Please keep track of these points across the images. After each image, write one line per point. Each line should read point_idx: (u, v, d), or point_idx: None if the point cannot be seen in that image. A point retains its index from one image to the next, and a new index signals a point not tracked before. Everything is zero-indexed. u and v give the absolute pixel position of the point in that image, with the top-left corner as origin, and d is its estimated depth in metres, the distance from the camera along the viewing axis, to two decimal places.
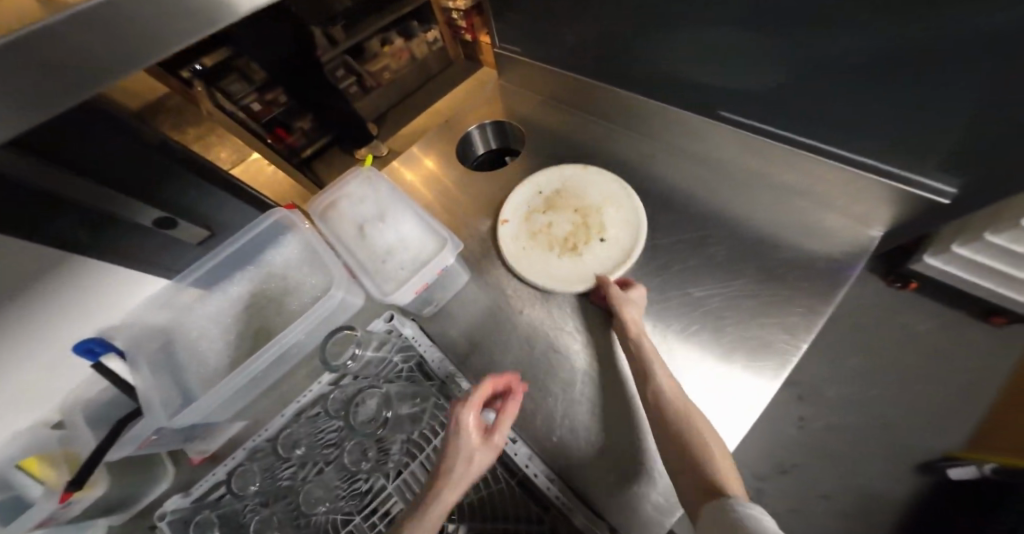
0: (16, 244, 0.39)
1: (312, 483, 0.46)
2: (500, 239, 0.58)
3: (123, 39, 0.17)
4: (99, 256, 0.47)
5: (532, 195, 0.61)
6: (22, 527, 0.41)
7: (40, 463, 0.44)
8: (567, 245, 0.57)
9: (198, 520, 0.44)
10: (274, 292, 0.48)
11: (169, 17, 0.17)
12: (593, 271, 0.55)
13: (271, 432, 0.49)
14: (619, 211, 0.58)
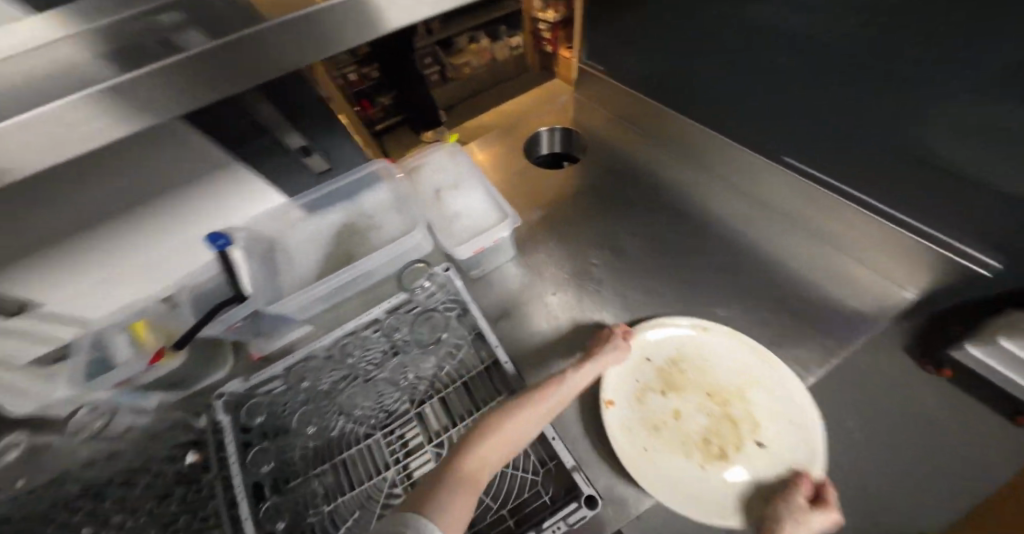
0: (182, 143, 0.51)
1: (351, 392, 0.54)
2: (609, 429, 0.47)
3: (297, 49, 0.20)
4: (233, 168, 0.59)
5: (642, 362, 0.52)
6: (107, 381, 0.50)
7: (146, 329, 0.53)
8: (706, 448, 0.46)
9: (250, 403, 0.50)
10: (360, 227, 0.58)
11: (340, 34, 0.20)
12: (751, 492, 0.42)
13: (327, 341, 0.53)
14: (762, 394, 0.48)
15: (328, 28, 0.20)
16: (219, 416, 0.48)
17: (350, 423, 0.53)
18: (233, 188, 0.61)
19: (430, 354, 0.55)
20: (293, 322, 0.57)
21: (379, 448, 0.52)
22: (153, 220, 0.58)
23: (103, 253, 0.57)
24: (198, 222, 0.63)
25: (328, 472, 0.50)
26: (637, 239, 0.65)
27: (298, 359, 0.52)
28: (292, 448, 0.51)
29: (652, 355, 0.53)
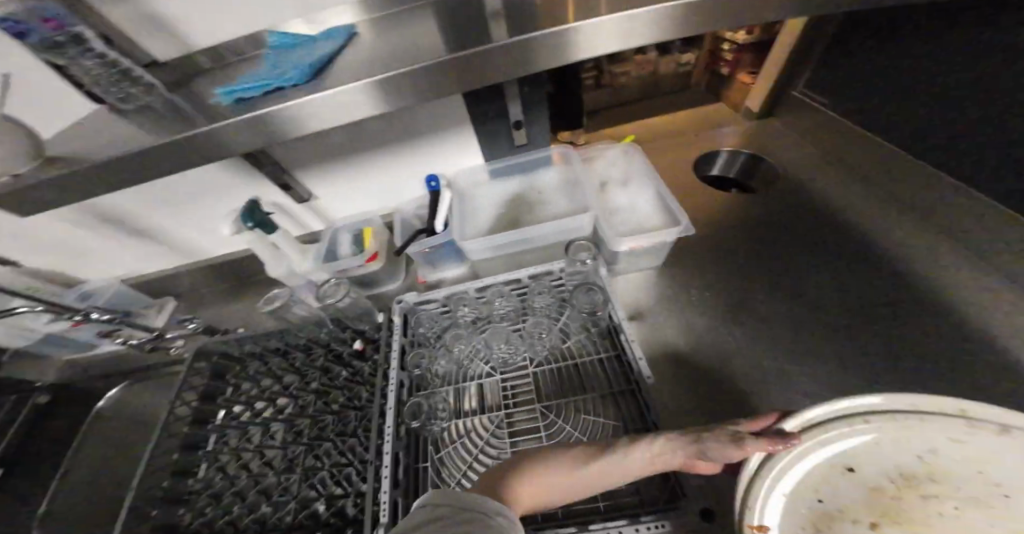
0: (425, 108, 0.62)
1: (488, 333, 0.62)
2: None
3: (491, 62, 0.32)
4: (457, 127, 0.66)
5: (837, 472, 0.32)
6: (334, 267, 0.71)
7: (368, 237, 0.72)
8: None
9: (421, 309, 0.66)
10: (532, 198, 0.66)
11: (514, 64, 0.33)
12: None
13: (482, 284, 0.65)
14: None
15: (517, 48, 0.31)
16: (397, 313, 0.65)
17: (480, 357, 0.61)
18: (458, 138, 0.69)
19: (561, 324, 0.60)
20: (453, 260, 0.71)
21: (496, 387, 0.58)
22: (395, 150, 0.69)
23: (355, 167, 0.71)
24: (421, 161, 0.72)
25: (451, 389, 0.58)
26: (813, 284, 0.58)
27: (460, 289, 0.65)
28: (433, 359, 0.61)
29: (863, 470, 0.32)
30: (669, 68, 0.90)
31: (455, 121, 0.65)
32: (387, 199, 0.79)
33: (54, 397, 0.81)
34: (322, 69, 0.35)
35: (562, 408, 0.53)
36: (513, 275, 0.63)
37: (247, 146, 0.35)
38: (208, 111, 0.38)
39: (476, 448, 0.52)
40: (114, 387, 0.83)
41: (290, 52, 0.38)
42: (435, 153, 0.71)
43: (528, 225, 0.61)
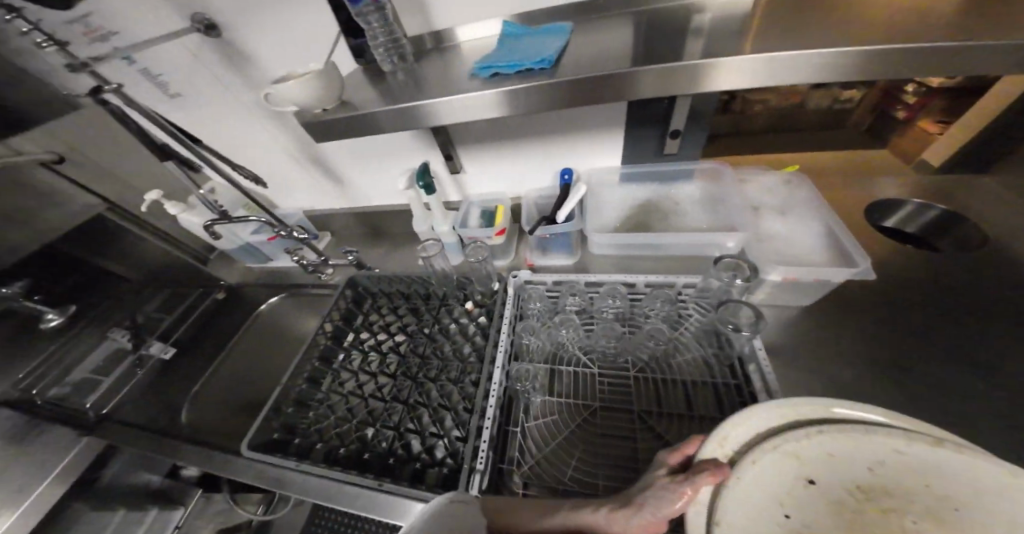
0: (582, 112, 0.65)
1: (596, 329, 0.63)
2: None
3: (623, 84, 0.39)
4: (606, 130, 0.67)
5: (800, 484, 0.34)
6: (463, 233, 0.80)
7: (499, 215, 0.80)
8: None
9: (536, 288, 0.70)
10: (670, 206, 0.66)
11: (651, 82, 0.38)
12: None
13: (599, 280, 0.66)
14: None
15: (649, 75, 0.38)
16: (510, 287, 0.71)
17: (582, 348, 0.63)
18: (603, 138, 0.69)
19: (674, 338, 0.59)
20: (566, 252, 0.75)
21: (593, 379, 0.59)
22: (538, 141, 0.73)
23: (498, 150, 0.78)
24: (558, 156, 0.75)
25: (548, 368, 0.61)
26: (1013, 368, 0.48)
27: (572, 279, 0.68)
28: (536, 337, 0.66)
29: (826, 479, 0.34)
30: (823, 103, 0.83)
31: (606, 122, 0.66)
32: (517, 185, 0.85)
33: (231, 295, 1.03)
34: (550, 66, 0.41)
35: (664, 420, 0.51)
36: (637, 279, 0.63)
37: (468, 111, 0.43)
38: (436, 85, 0.46)
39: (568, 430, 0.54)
40: (276, 296, 0.99)
41: (522, 41, 0.46)
42: (575, 151, 0.73)
43: (664, 232, 0.61)
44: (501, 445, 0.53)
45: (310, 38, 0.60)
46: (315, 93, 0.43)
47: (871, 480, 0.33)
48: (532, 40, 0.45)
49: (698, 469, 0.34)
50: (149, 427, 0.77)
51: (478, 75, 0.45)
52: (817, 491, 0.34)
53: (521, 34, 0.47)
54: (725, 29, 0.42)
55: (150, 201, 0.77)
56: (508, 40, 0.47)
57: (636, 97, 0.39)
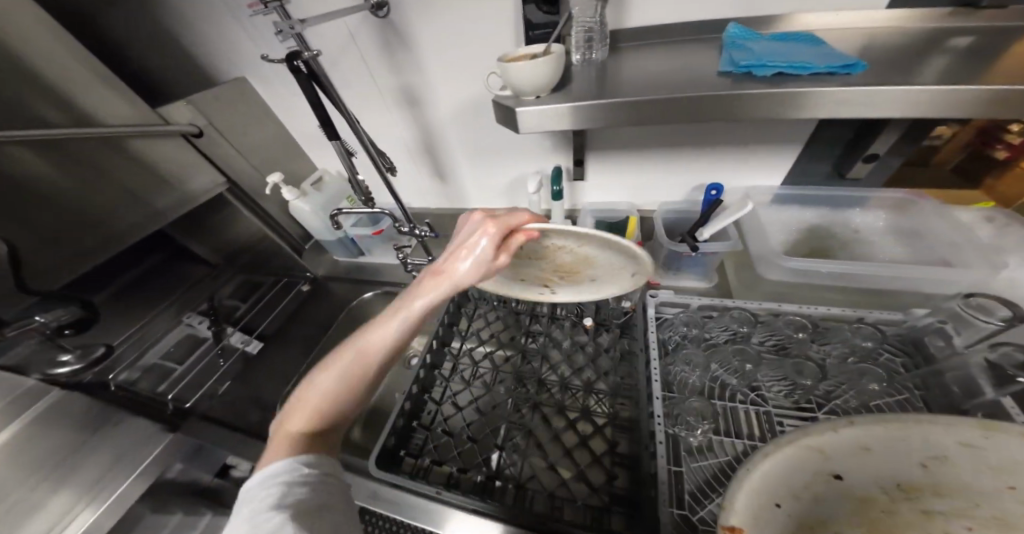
0: (758, 124, 0.58)
1: (760, 367, 0.55)
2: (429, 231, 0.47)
3: (780, 107, 0.36)
4: (774, 149, 0.61)
5: (822, 482, 0.24)
6: None
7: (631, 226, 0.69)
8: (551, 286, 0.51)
9: (686, 310, 0.61)
10: (845, 233, 0.62)
11: (814, 107, 0.36)
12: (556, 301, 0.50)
13: (767, 306, 0.58)
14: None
15: (806, 99, 0.35)
16: (650, 308, 0.62)
17: (748, 384, 0.55)
18: (774, 155, 0.62)
19: (876, 383, 0.49)
20: (707, 274, 0.67)
21: (771, 419, 0.51)
22: (693, 153, 0.66)
23: (639, 161, 0.70)
24: (710, 170, 0.67)
25: (708, 403, 0.53)
26: None
27: (732, 305, 0.60)
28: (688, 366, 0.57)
29: (852, 479, 0.25)
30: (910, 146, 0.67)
31: (774, 139, 0.60)
32: (637, 195, 0.76)
33: (314, 289, 0.99)
34: (853, 64, 0.36)
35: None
36: (819, 311, 0.56)
37: (718, 110, 0.38)
38: (661, 83, 0.42)
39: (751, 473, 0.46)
40: (368, 291, 0.96)
41: (768, 42, 0.42)
42: (725, 167, 0.66)
43: (854, 262, 0.56)
44: (678, 495, 0.46)
45: (485, 34, 0.60)
46: (539, 79, 0.40)
47: (913, 479, 0.25)
48: (783, 44, 0.41)
49: (515, 223, 0.34)
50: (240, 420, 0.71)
51: (729, 71, 0.40)
52: (840, 488, 0.25)
53: (757, 38, 0.43)
54: (1002, 56, 0.39)
55: (273, 184, 0.77)
56: (744, 41, 0.43)
57: (926, 114, 0.34)
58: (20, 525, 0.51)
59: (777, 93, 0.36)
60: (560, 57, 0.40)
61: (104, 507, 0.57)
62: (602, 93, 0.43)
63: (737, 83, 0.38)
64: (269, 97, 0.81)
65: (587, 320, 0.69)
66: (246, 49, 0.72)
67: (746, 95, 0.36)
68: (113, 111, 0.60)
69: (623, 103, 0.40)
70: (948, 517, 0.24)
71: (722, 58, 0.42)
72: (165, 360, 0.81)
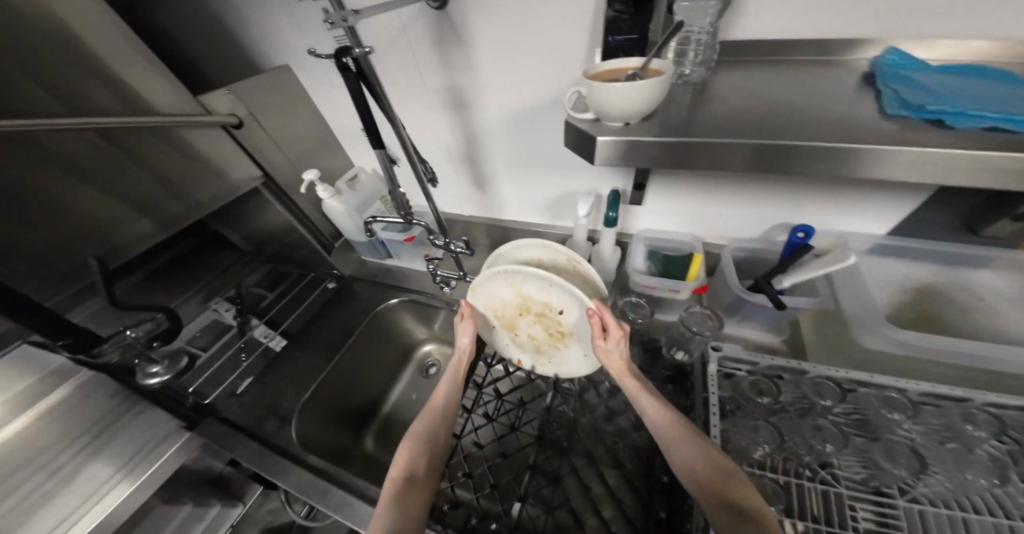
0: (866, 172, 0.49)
1: (837, 442, 0.48)
2: (476, 278, 0.63)
3: (956, 171, 0.28)
4: (886, 196, 0.51)
5: (486, 329, 0.69)
6: (637, 282, 0.63)
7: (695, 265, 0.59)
8: (530, 339, 0.65)
9: (751, 372, 0.53)
10: (964, 298, 0.53)
11: (1010, 175, 0.27)
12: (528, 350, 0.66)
13: (848, 376, 0.49)
14: (531, 285, 0.58)
15: (1008, 158, 0.26)
16: (712, 363, 0.53)
17: (819, 461, 0.48)
18: (885, 202, 0.52)
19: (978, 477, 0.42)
20: (778, 325, 0.58)
21: (841, 502, 0.45)
22: (785, 189, 0.55)
23: (714, 190, 0.60)
24: (800, 210, 0.57)
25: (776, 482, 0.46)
26: None
27: (807, 370, 0.51)
28: (750, 437, 0.49)
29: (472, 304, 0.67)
30: None
31: (891, 186, 0.50)
32: (700, 228, 0.67)
33: (340, 288, 0.97)
34: None
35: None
36: (918, 389, 0.47)
37: (874, 161, 0.29)
38: (790, 120, 0.34)
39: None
40: (394, 298, 0.93)
41: (949, 80, 0.33)
42: (815, 210, 0.56)
43: (974, 342, 0.46)
44: None
45: (554, 36, 0.53)
46: (632, 105, 0.33)
47: (502, 309, 0.64)
48: (965, 81, 0.32)
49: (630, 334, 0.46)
50: (259, 426, 0.69)
51: (903, 114, 0.31)
52: (489, 324, 0.68)
53: (927, 67, 0.35)
54: None
55: (307, 180, 0.74)
56: (910, 73, 0.34)
57: None
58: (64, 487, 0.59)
59: (971, 149, 0.27)
60: (668, 82, 0.32)
61: (137, 482, 0.61)
62: (708, 126, 0.35)
63: (909, 131, 0.30)
64: (311, 88, 0.77)
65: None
66: (291, 35, 0.68)
67: (919, 146, 0.28)
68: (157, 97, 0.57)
69: (742, 144, 0.31)
70: (520, 311, 0.63)
71: (885, 92, 0.34)
72: (190, 345, 0.82)
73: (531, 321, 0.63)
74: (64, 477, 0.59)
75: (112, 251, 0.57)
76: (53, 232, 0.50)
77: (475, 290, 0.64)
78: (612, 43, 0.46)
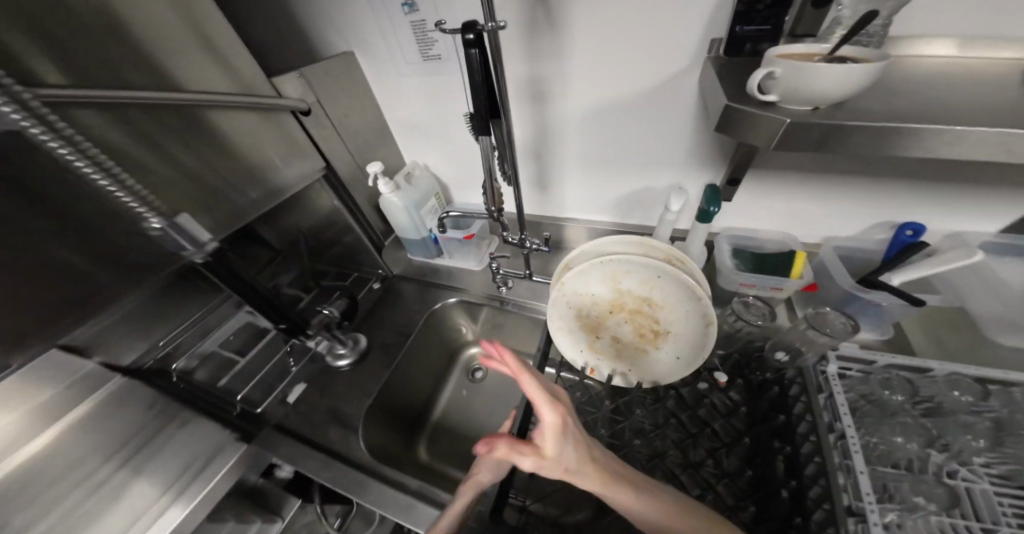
0: (986, 170, 0.49)
1: (974, 441, 0.45)
2: (570, 271, 0.65)
3: None
4: (1000, 195, 0.51)
5: (563, 333, 0.69)
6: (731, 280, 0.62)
7: (799, 263, 0.59)
8: (614, 344, 0.66)
9: (864, 369, 0.50)
10: None
11: None
12: (610, 356, 0.66)
13: (985, 374, 0.46)
14: (632, 278, 0.62)
15: None
16: (831, 365, 0.50)
17: (954, 457, 0.45)
18: (1005, 197, 0.51)
19: None
20: (885, 321, 0.56)
21: (987, 500, 0.41)
22: (895, 185, 0.55)
23: (815, 186, 0.59)
24: (906, 207, 0.57)
25: (916, 481, 0.42)
26: None
27: (933, 369, 0.47)
28: (886, 438, 0.47)
29: (555, 305, 0.68)
30: None
31: (1006, 183, 0.50)
32: (792, 227, 0.66)
33: (386, 288, 0.92)
34: None
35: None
36: None
37: None
38: (973, 112, 0.33)
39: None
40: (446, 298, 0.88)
41: None
42: (925, 210, 0.56)
43: None
44: None
45: (665, 25, 0.51)
46: (838, 86, 0.31)
47: (590, 309, 0.66)
48: None
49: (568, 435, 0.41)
50: (320, 434, 0.64)
51: None
52: (569, 329, 0.68)
53: None
54: None
55: (372, 174, 0.71)
56: None
57: None
58: (104, 514, 0.53)
59: None
60: (875, 71, 0.31)
61: (191, 504, 0.55)
62: (901, 112, 0.33)
63: None
64: (376, 78, 0.74)
65: (721, 375, 0.60)
66: (367, 20, 0.64)
67: None
68: (216, 75, 0.50)
69: (956, 131, 0.30)
70: (610, 313, 0.65)
71: None
72: (223, 349, 0.76)
73: (620, 323, 0.65)
74: (110, 496, 0.55)
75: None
76: (111, 228, 0.46)
77: (566, 284, 0.66)
78: (738, 32, 0.46)
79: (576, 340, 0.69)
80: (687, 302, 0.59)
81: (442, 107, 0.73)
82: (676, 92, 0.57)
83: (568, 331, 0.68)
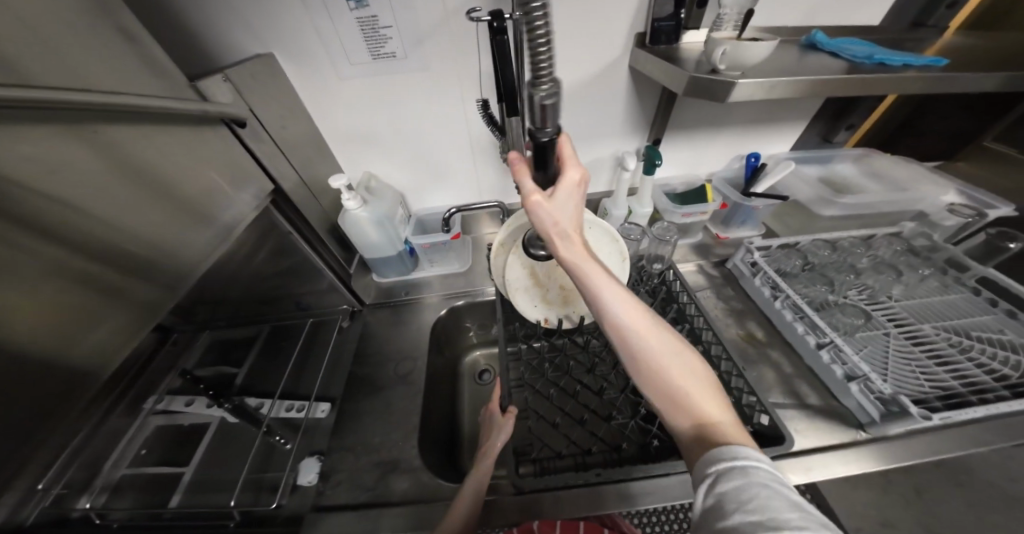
0: (779, 113, 0.83)
1: (845, 281, 0.74)
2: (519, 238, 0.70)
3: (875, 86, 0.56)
4: (786, 126, 0.86)
5: (519, 294, 0.72)
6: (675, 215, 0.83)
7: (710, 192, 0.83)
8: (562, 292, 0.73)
9: (771, 254, 0.78)
10: (837, 178, 0.89)
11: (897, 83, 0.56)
12: (557, 304, 0.73)
13: (832, 237, 0.80)
14: None
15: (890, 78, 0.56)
16: (754, 254, 0.77)
17: (838, 291, 0.72)
18: (786, 127, 0.87)
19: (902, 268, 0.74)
20: (759, 219, 0.87)
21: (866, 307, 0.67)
22: (741, 127, 0.85)
23: (702, 136, 0.85)
24: (747, 143, 0.89)
25: (827, 311, 0.69)
26: None
27: (801, 242, 0.79)
28: (807, 292, 0.72)
29: (512, 270, 0.71)
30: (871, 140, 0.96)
31: (787, 118, 0.85)
32: (691, 170, 0.93)
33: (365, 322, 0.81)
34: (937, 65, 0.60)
35: (979, 348, 0.61)
36: (856, 234, 0.81)
37: (852, 82, 0.55)
38: (803, 70, 0.57)
39: (912, 365, 0.59)
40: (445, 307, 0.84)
41: (862, 47, 0.63)
42: (756, 143, 0.89)
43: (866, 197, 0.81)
44: (883, 403, 0.55)
45: (602, 27, 0.64)
46: (756, 56, 0.50)
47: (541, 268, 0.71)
48: (865, 46, 0.63)
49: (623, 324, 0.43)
50: (385, 491, 0.56)
51: (863, 63, 0.60)
52: (523, 290, 0.71)
53: (843, 41, 0.64)
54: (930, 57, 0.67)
55: (339, 188, 0.63)
56: (840, 44, 0.64)
57: (929, 89, 0.58)
58: None
59: (888, 75, 0.55)
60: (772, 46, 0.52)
61: None
62: (777, 71, 0.55)
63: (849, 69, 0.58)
64: (307, 85, 0.64)
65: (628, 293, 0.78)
66: (299, 21, 0.57)
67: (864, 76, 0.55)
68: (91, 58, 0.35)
69: (803, 80, 0.53)
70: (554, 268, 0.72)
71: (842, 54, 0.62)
72: (140, 468, 0.57)
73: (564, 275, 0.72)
74: None
75: (73, 381, 0.34)
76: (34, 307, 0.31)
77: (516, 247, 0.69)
78: (656, 26, 0.63)
79: (530, 296, 0.72)
80: (610, 239, 0.72)
81: (396, 108, 0.69)
82: (605, 75, 0.71)
83: (521, 291, 0.71)
